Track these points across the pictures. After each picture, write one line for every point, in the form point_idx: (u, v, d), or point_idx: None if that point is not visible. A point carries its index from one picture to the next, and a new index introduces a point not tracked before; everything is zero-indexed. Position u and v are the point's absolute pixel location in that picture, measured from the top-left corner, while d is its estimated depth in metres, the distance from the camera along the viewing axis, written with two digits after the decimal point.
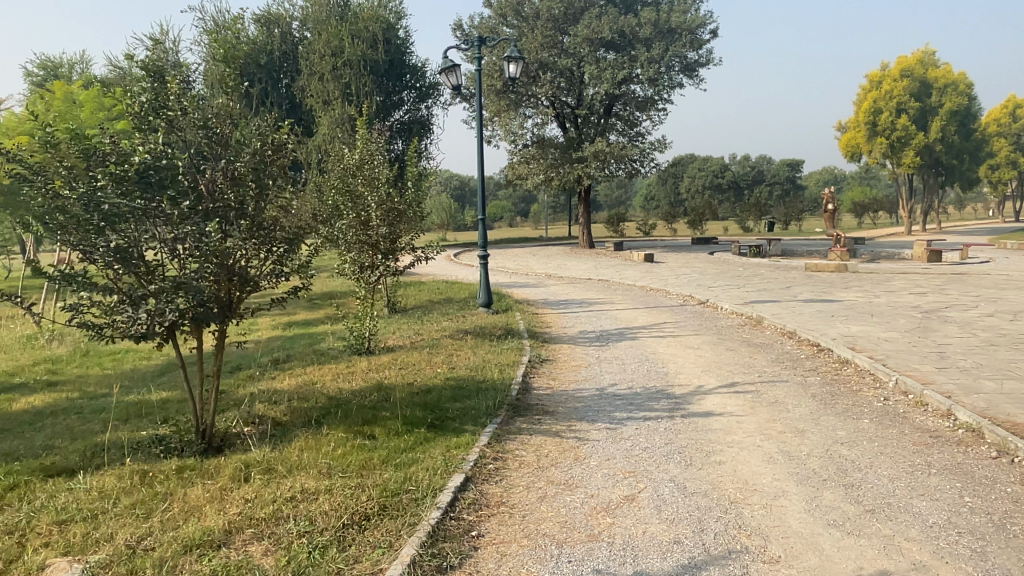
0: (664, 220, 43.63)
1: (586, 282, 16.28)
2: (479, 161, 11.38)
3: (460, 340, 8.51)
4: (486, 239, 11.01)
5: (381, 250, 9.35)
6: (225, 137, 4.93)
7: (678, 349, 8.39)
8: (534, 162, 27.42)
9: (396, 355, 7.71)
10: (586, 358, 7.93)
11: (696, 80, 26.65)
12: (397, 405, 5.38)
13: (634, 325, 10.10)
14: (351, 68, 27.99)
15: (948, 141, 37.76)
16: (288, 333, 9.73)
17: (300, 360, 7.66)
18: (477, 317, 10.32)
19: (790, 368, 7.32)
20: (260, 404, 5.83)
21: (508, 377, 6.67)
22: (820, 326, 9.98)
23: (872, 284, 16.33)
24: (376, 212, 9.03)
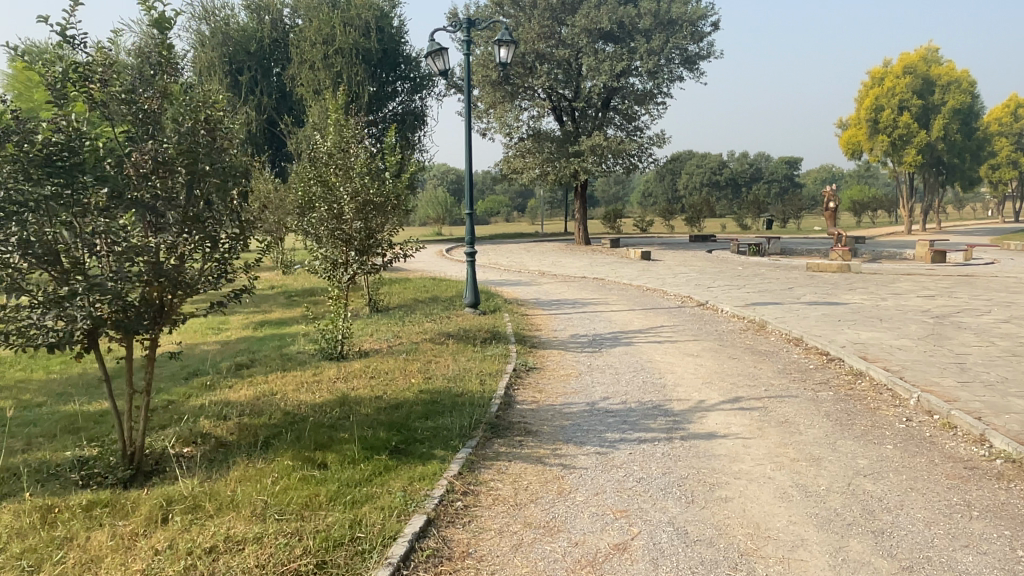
0: (662, 217, 43.00)
1: (580, 281, 15.63)
2: (467, 152, 10.68)
3: (440, 345, 7.83)
4: (474, 235, 10.31)
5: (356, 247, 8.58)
6: (154, 113, 4.24)
7: (676, 357, 7.76)
8: (529, 156, 26.77)
9: (370, 362, 7.04)
10: (576, 366, 7.29)
11: (697, 73, 25.99)
12: (358, 425, 4.71)
13: (629, 329, 9.45)
14: (342, 57, 27.38)
15: (949, 140, 37.20)
16: (258, 333, 9.06)
17: (264, 366, 7.00)
18: (463, 318, 9.65)
19: (799, 381, 6.69)
20: (206, 419, 5.18)
21: (490, 389, 5.98)
22: (828, 332, 9.34)
23: (877, 285, 15.72)
24: (350, 204, 8.29)
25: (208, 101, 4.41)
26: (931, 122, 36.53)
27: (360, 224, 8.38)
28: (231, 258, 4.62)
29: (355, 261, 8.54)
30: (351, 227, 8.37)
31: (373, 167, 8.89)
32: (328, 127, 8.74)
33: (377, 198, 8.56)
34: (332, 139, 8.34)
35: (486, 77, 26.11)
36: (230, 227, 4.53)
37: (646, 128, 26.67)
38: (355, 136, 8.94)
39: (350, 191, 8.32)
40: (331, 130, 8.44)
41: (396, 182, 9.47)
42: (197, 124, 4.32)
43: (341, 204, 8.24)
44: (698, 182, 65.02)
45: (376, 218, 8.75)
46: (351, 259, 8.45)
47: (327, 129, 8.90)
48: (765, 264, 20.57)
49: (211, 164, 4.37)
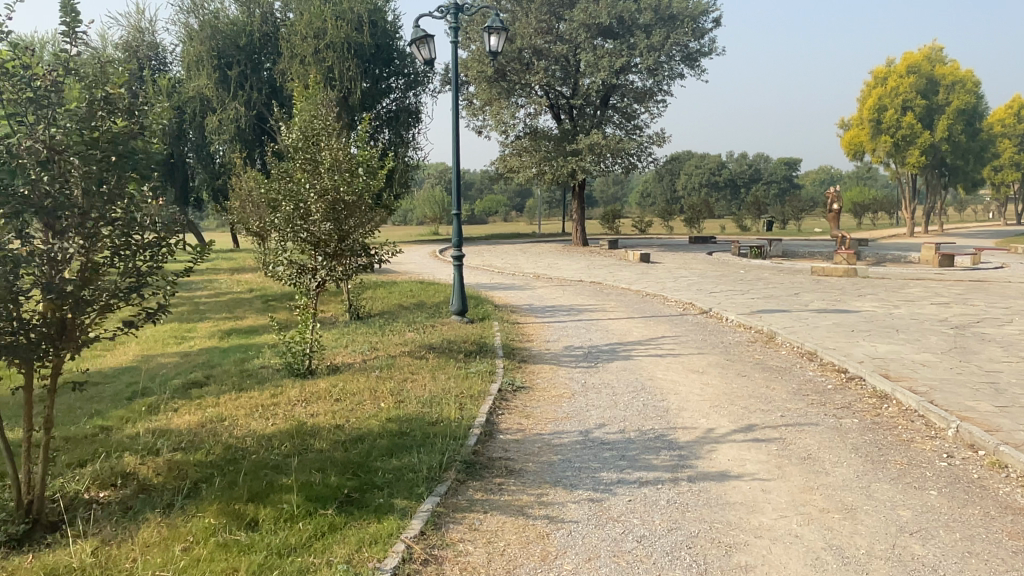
0: (661, 218, 42.26)
1: (577, 285, 14.90)
2: (454, 146, 9.91)
3: (420, 359, 7.06)
4: (461, 237, 9.54)
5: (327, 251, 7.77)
6: (52, 87, 3.45)
7: (680, 374, 7.00)
8: (526, 155, 26.07)
9: (339, 380, 6.28)
10: (568, 385, 6.53)
11: (698, 70, 25.27)
12: (307, 467, 3.96)
13: (628, 340, 8.70)
14: (333, 51, 26.69)
15: (953, 141, 36.50)
16: (223, 344, 8.34)
17: (218, 385, 6.24)
18: (448, 328, 8.87)
19: (819, 405, 5.94)
20: (131, 455, 4.44)
21: (469, 417, 5.21)
22: (842, 345, 8.59)
23: (887, 291, 15.01)
24: (317, 203, 7.48)
25: (115, 79, 3.64)
26: (935, 122, 35.86)
27: (329, 226, 7.55)
28: (151, 270, 3.87)
29: (323, 266, 7.74)
30: (320, 229, 7.54)
31: (350, 163, 8.09)
32: (295, 117, 7.99)
33: (350, 195, 7.69)
34: (298, 130, 7.59)
35: (481, 72, 25.14)
36: (149, 231, 3.77)
37: (645, 127, 25.90)
38: (329, 129, 8.19)
39: (319, 189, 7.51)
40: (298, 121, 7.71)
41: (376, 178, 8.67)
42: (97, 104, 3.53)
43: (304, 204, 7.44)
44: (697, 183, 64.39)
45: (353, 219, 7.89)
46: (318, 263, 7.65)
47: (298, 121, 8.19)
48: (767, 267, 19.85)
49: (120, 152, 3.56)
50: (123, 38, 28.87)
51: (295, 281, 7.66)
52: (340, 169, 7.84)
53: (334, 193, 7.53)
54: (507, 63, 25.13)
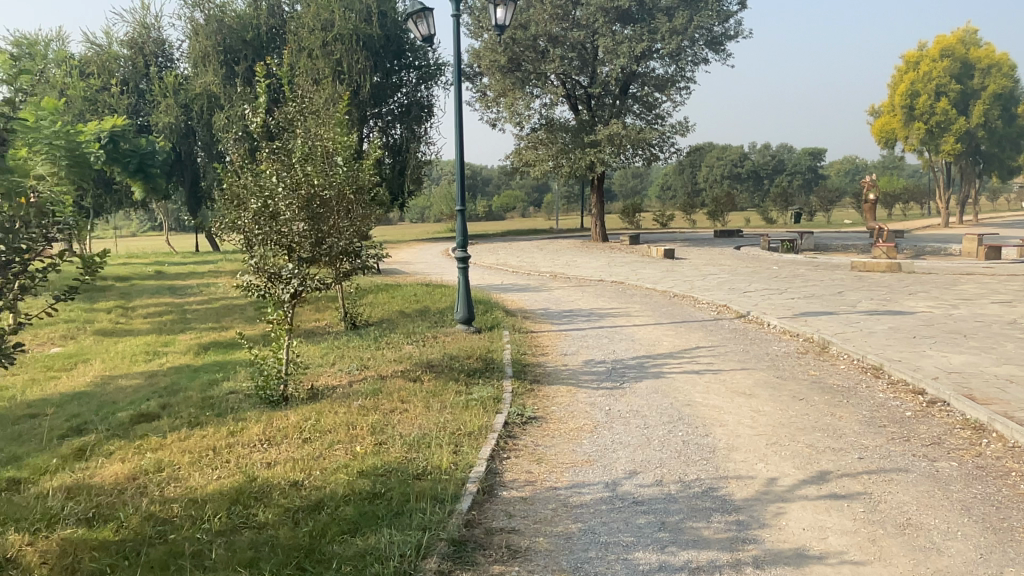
0: (683, 210, 40.88)
1: (597, 285, 13.77)
2: (457, 135, 8.83)
3: (413, 382, 5.98)
4: (465, 236, 8.46)
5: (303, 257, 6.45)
6: None
7: (724, 398, 5.88)
8: (542, 148, 25.00)
9: (315, 411, 5.22)
10: (589, 415, 5.43)
11: (723, 55, 23.94)
12: (232, 565, 2.89)
13: (658, 353, 7.56)
14: (342, 43, 25.67)
15: (990, 127, 34.74)
16: (199, 362, 7.36)
17: (170, 418, 5.21)
18: (452, 341, 7.81)
19: (903, 441, 4.78)
20: (20, 531, 3.40)
21: (465, 466, 4.10)
22: (908, 356, 7.39)
23: (939, 287, 13.71)
24: (288, 199, 6.21)
25: None
26: (971, 107, 34.13)
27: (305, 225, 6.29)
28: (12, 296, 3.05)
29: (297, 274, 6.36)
30: (294, 229, 6.28)
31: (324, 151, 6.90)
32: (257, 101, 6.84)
33: (327, 190, 6.44)
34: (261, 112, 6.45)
35: (495, 61, 24.19)
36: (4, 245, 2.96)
37: (667, 117, 24.63)
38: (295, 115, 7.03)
39: (290, 182, 6.27)
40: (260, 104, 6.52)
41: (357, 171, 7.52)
42: None
43: (272, 201, 6.17)
44: (718, 175, 62.74)
45: (329, 219, 6.59)
46: (289, 273, 6.29)
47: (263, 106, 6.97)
48: (802, 263, 18.57)
49: None
50: (129, 34, 28.13)
51: (266, 292, 6.37)
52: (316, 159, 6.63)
53: (307, 186, 6.29)
54: (520, 50, 23.95)
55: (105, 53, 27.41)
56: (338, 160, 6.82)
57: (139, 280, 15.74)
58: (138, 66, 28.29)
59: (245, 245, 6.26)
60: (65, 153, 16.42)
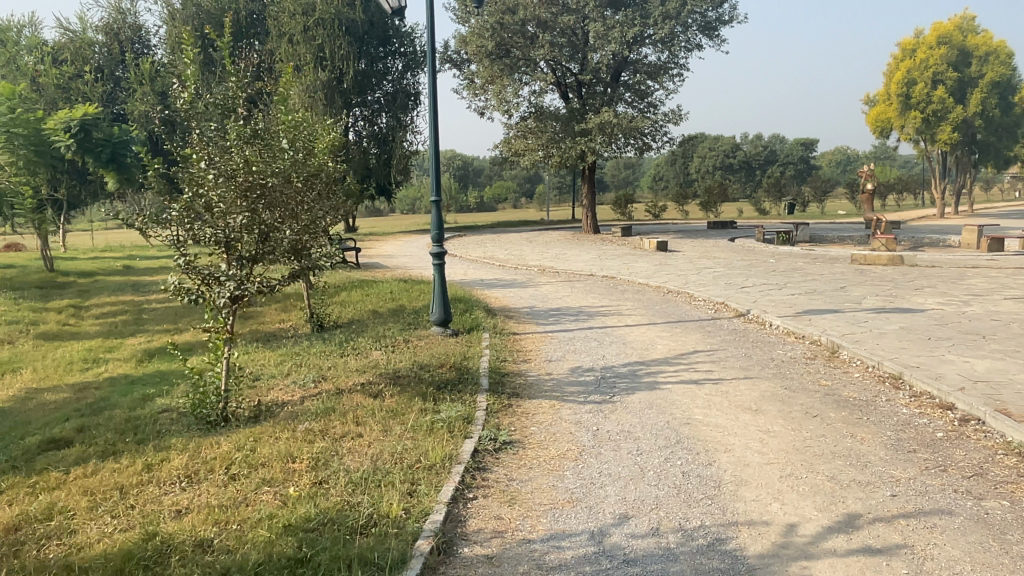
0: (675, 202, 40.14)
1: (586, 280, 13.05)
2: (433, 120, 8.05)
3: (373, 400, 5.15)
4: (441, 229, 7.67)
5: (243, 256, 5.28)
6: None
7: (728, 414, 5.15)
8: (532, 137, 24.20)
9: (254, 436, 4.49)
10: (574, 438, 4.69)
11: (718, 40, 23.20)
12: None
13: (651, 359, 6.83)
14: (323, 28, 24.94)
15: (987, 116, 34.07)
16: (137, 372, 6.59)
17: (82, 446, 4.47)
18: (424, 346, 7.06)
19: (939, 472, 4.07)
20: None
21: (419, 515, 3.35)
22: (926, 362, 6.69)
23: (945, 282, 13.06)
24: (220, 189, 5.08)
25: None
26: (967, 96, 33.44)
27: (244, 219, 5.14)
28: None
29: (234, 277, 5.20)
30: (230, 224, 5.12)
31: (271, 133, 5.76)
32: (188, 71, 5.64)
33: (270, 176, 5.25)
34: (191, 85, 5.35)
35: (481, 47, 23.24)
36: None
37: (660, 104, 23.80)
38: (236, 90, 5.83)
39: (226, 169, 5.14)
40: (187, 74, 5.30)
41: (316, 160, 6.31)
42: None
43: (203, 193, 5.05)
44: (710, 166, 62.03)
45: (276, 209, 5.36)
46: (225, 278, 5.13)
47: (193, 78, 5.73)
48: (798, 255, 17.90)
49: None
50: (104, 19, 27.04)
51: (201, 295, 5.19)
52: (260, 141, 5.46)
53: (247, 172, 5.14)
54: (508, 36, 23.06)
55: (79, 38, 26.39)
56: (288, 142, 5.63)
57: (104, 276, 14.97)
58: (113, 53, 27.21)
59: (174, 242, 5.15)
60: (24, 141, 15.44)
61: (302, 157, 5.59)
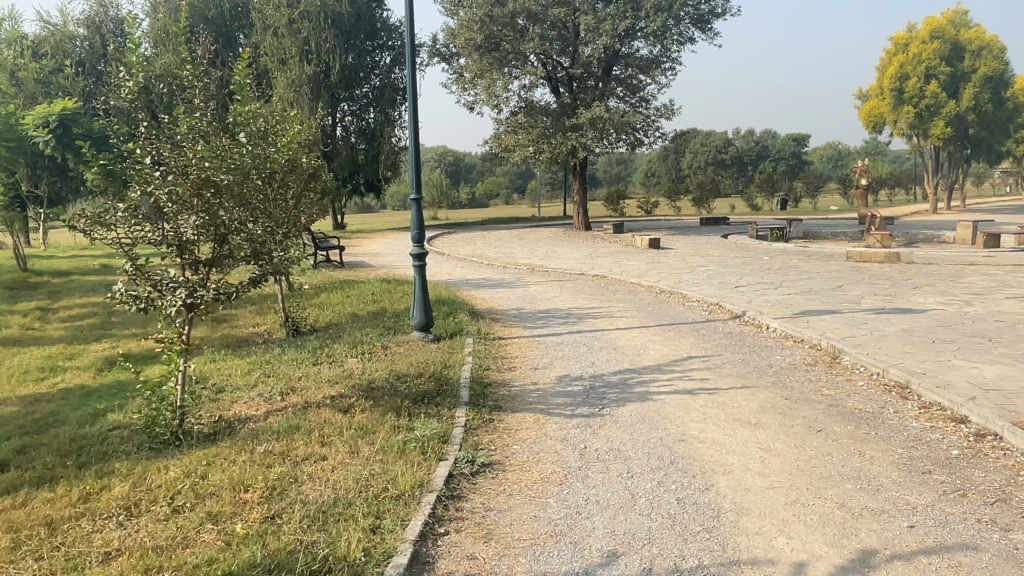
0: (668, 198, 39.80)
1: (577, 279, 12.67)
2: (413, 114, 7.62)
3: (342, 417, 4.71)
4: (421, 229, 7.26)
5: (197, 261, 4.73)
6: None
7: (726, 430, 4.77)
8: (522, 132, 23.84)
9: (208, 459, 4.09)
10: (559, 458, 4.30)
11: (711, 34, 22.87)
12: None
13: (643, 366, 6.46)
14: (309, 21, 24.48)
15: (980, 111, 33.85)
16: (94, 382, 6.18)
17: (17, 472, 4.09)
18: (403, 353, 6.66)
19: (960, 498, 3.71)
20: None
21: (380, 557, 2.96)
22: (933, 368, 6.33)
23: (944, 280, 12.76)
24: (170, 186, 4.56)
25: None
26: (961, 90, 33.22)
27: (197, 220, 4.63)
28: None
29: (182, 282, 4.58)
30: (182, 226, 4.60)
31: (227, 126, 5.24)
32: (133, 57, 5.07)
33: (225, 173, 4.73)
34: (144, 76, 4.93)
35: (470, 40, 22.81)
36: None
37: (652, 99, 23.44)
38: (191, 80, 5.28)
39: (177, 166, 4.68)
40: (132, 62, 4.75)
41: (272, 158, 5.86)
42: None
43: (150, 192, 4.54)
44: (702, 161, 61.78)
45: (232, 208, 4.84)
46: (166, 278, 4.54)
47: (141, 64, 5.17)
48: (793, 252, 17.57)
49: None
50: (86, 13, 26.27)
51: (150, 303, 4.56)
52: (215, 137, 4.98)
53: (199, 168, 4.62)
54: (498, 29, 22.60)
55: (60, 32, 25.76)
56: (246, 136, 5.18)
57: (79, 276, 14.48)
58: (95, 47, 26.42)
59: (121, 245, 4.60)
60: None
61: (259, 152, 5.12)
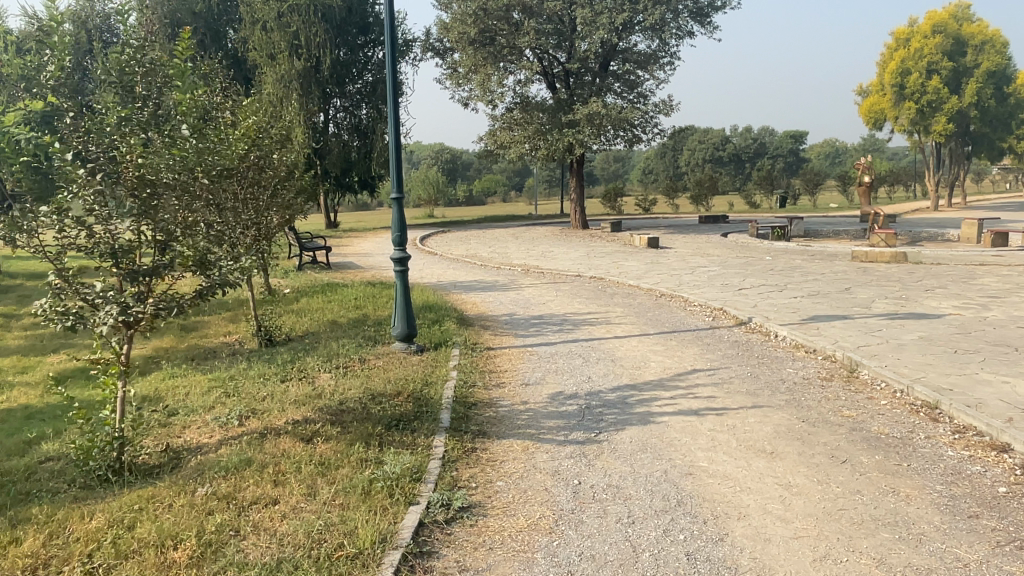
0: (666, 196, 39.24)
1: (573, 281, 12.11)
2: (393, 106, 7.00)
3: (300, 452, 4.12)
4: (403, 231, 6.67)
5: (133, 275, 4.03)
6: None
7: (738, 461, 4.20)
8: (518, 128, 23.23)
9: (141, 502, 3.55)
10: (550, 498, 3.72)
11: (710, 27, 22.29)
12: None
13: (642, 382, 5.90)
14: (298, 15, 23.78)
15: (983, 107, 33.26)
16: (38, 402, 5.58)
17: None
18: (381, 368, 6.09)
19: (1018, 553, 3.16)
20: None
21: None
22: (961, 383, 5.79)
23: (956, 281, 12.22)
24: (100, 188, 3.88)
25: None
26: (963, 86, 32.64)
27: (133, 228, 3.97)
28: None
29: (111, 298, 3.94)
30: (116, 235, 3.95)
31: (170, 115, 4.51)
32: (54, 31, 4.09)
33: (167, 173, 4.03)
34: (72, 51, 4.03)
35: (463, 34, 22.21)
36: None
37: (650, 95, 22.88)
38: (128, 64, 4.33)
39: (107, 162, 3.96)
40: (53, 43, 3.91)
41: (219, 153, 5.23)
42: None
43: (77, 193, 3.85)
44: (700, 159, 61.22)
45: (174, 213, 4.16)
46: (93, 293, 3.91)
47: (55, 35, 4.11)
48: (796, 252, 17.03)
49: None
50: None
51: (81, 321, 3.92)
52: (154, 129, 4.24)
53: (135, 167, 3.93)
54: (493, 23, 22.02)
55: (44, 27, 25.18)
56: (189, 128, 4.48)
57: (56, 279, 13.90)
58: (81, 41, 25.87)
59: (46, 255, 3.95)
60: None
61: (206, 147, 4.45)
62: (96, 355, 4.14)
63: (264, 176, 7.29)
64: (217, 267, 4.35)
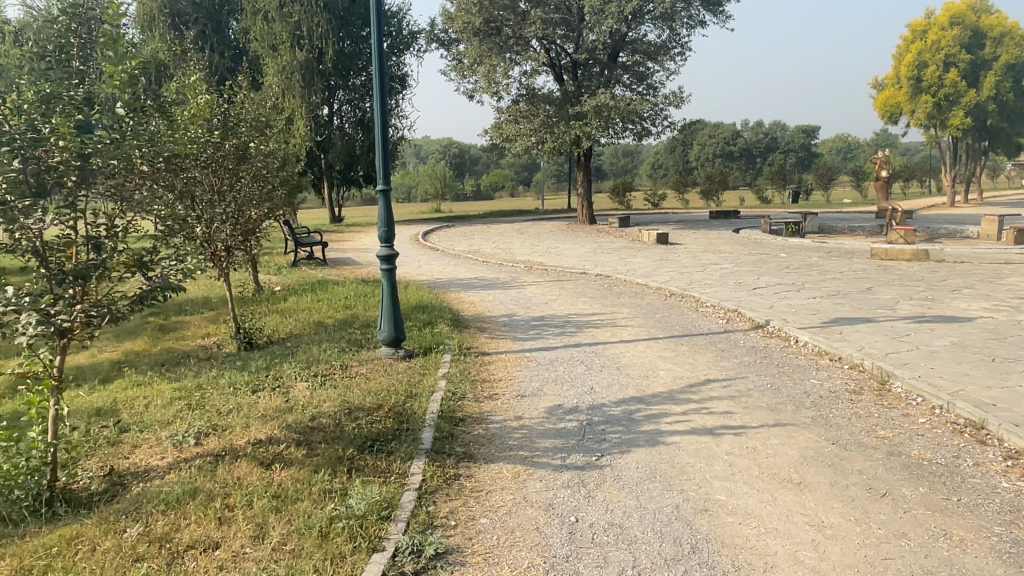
0: (675, 191, 38.55)
1: (578, 279, 11.54)
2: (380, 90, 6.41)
3: (254, 481, 3.56)
4: (390, 226, 6.11)
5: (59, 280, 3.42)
6: None
7: (762, 494, 3.63)
8: (523, 121, 22.56)
9: (60, 545, 3.01)
10: (543, 542, 3.16)
11: (723, 17, 21.58)
12: None
13: (649, 394, 5.33)
14: (300, 5, 23.30)
15: (1002, 100, 32.35)
16: None
17: None
18: (364, 376, 5.55)
19: None
20: None
21: None
22: (1005, 398, 5.21)
23: (982, 281, 11.57)
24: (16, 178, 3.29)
25: None
26: (981, 79, 31.76)
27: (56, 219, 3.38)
28: None
29: (28, 305, 3.28)
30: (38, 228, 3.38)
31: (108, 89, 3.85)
32: None
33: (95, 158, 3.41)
34: None
35: (468, 24, 21.58)
36: None
37: (660, 87, 22.21)
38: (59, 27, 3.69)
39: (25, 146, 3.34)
40: None
41: None
42: None
43: None
44: (710, 154, 60.40)
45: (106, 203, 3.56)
46: (2, 300, 3.22)
47: None
48: (811, 249, 16.38)
49: None
50: None
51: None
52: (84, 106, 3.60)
53: None
54: (498, 13, 21.46)
55: None
56: (125, 108, 3.80)
57: None
58: None
59: None
60: None
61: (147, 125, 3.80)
62: (23, 368, 3.57)
63: (241, 165, 6.74)
64: (159, 267, 3.78)
